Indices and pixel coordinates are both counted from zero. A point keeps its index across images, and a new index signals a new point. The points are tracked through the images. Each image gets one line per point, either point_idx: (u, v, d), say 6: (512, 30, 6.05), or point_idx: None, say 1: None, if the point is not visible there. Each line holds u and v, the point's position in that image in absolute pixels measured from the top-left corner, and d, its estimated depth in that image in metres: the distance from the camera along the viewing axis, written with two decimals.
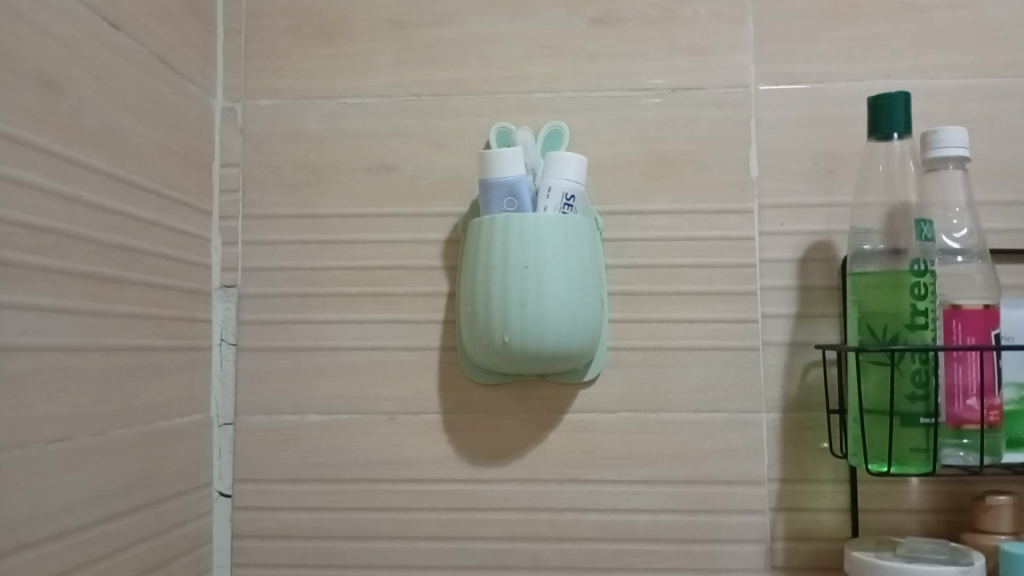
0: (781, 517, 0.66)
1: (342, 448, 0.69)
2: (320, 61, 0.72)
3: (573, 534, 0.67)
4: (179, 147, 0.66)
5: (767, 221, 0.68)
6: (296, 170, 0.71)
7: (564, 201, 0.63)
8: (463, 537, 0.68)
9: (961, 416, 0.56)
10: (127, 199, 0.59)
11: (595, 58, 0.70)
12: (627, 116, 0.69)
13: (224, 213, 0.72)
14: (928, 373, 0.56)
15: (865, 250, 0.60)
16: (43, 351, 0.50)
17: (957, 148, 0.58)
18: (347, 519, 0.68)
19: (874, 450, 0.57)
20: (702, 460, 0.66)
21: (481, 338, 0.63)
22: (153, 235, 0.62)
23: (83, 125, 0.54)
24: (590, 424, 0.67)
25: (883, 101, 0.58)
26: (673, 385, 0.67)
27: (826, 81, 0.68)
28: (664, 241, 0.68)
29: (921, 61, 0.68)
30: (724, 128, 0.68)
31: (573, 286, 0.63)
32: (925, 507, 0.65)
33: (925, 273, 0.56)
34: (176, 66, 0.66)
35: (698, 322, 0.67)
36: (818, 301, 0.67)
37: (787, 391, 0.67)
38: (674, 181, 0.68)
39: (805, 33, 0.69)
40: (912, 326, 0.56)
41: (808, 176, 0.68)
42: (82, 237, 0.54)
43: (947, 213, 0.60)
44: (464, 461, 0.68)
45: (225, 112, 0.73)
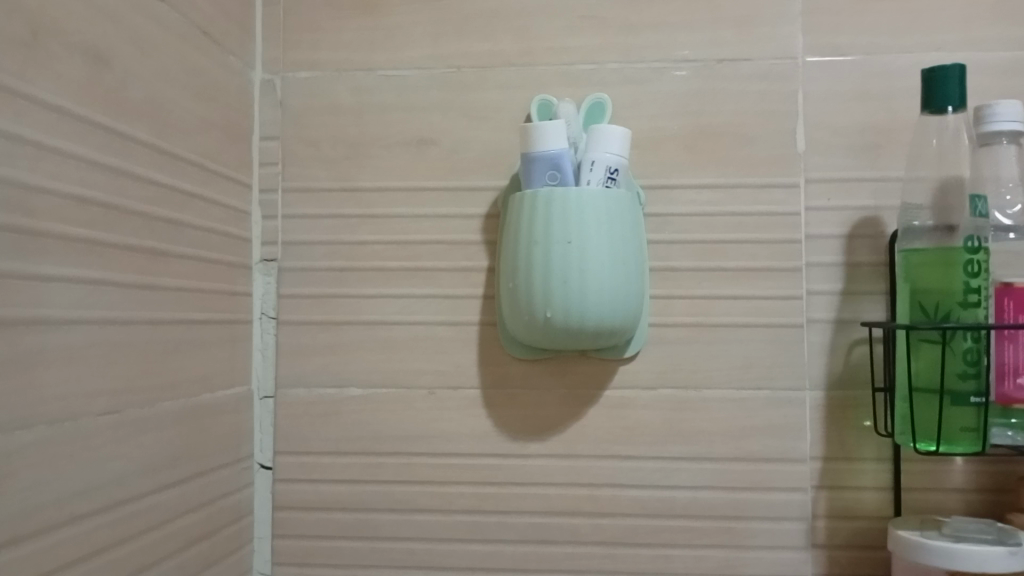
0: (823, 495, 0.66)
1: (381, 422, 0.69)
2: (358, 33, 0.71)
3: (611, 510, 0.67)
4: (219, 120, 0.66)
5: (812, 196, 0.67)
6: (335, 144, 0.71)
7: (607, 176, 0.62)
8: (501, 511, 0.68)
9: (1011, 395, 0.55)
10: (169, 173, 0.59)
11: (638, 29, 0.68)
12: (670, 89, 0.68)
13: (264, 187, 0.72)
14: (979, 352, 0.55)
15: (915, 226, 0.59)
16: (92, 324, 0.50)
17: (1012, 122, 0.57)
18: (386, 493, 0.69)
19: (922, 428, 0.57)
20: (744, 437, 0.66)
21: (523, 314, 0.63)
22: (195, 208, 0.62)
23: (128, 97, 0.54)
24: (630, 401, 0.67)
25: (937, 74, 0.57)
26: (714, 362, 0.66)
27: (875, 53, 0.67)
28: (707, 216, 0.67)
29: (974, 33, 0.66)
30: (769, 101, 0.67)
31: (616, 262, 0.62)
32: (968, 486, 0.65)
33: (979, 250, 0.55)
34: (217, 38, 0.66)
35: (740, 299, 0.66)
36: (864, 278, 0.66)
37: (831, 368, 0.66)
38: (717, 155, 0.67)
39: (854, 3, 0.67)
40: (965, 304, 0.55)
41: (855, 151, 0.67)
42: (128, 211, 0.54)
43: (999, 188, 0.58)
44: (503, 436, 0.68)
45: (264, 85, 0.72)
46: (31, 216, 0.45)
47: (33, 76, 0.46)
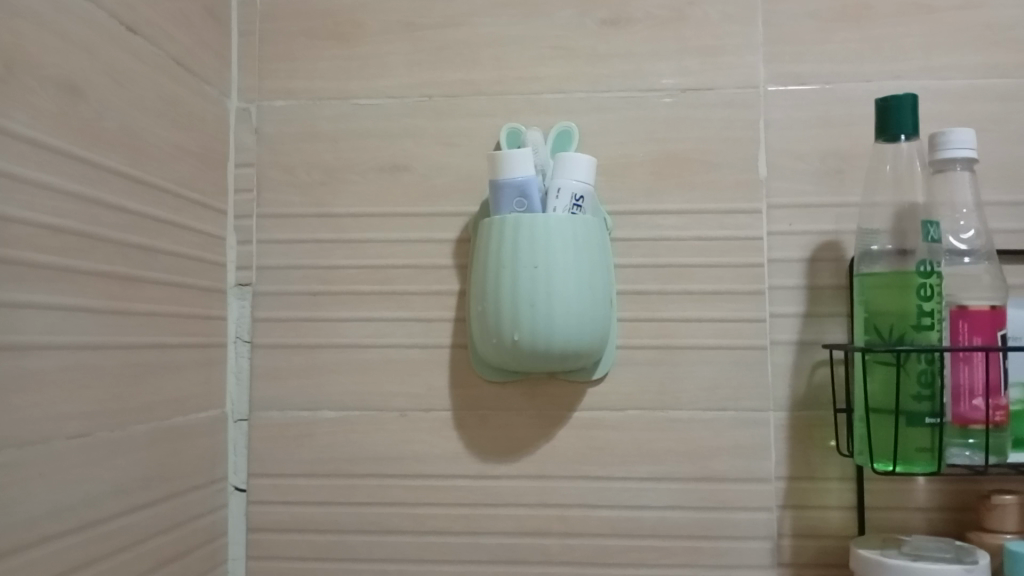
0: (788, 514, 0.67)
1: (354, 443, 0.70)
2: (333, 62, 0.73)
3: (581, 530, 0.68)
4: (195, 148, 0.67)
5: (776, 220, 0.68)
6: (310, 171, 0.73)
7: (573, 202, 0.64)
8: (472, 531, 0.69)
9: (967, 416, 0.57)
10: (144, 200, 0.60)
11: (605, 58, 0.70)
12: (638, 116, 0.69)
13: (240, 212, 0.73)
14: (933, 373, 0.56)
15: (873, 250, 0.60)
16: (64, 349, 0.51)
17: (966, 150, 0.58)
18: (359, 514, 0.70)
19: (879, 448, 0.58)
20: (710, 457, 0.67)
21: (492, 337, 0.64)
22: (170, 234, 0.63)
23: (103, 127, 0.55)
24: (599, 422, 0.68)
25: (891, 103, 0.59)
26: (681, 384, 0.68)
27: (835, 81, 0.68)
28: (673, 240, 0.68)
29: (931, 62, 0.68)
30: (733, 129, 0.69)
31: (582, 287, 0.63)
32: (931, 505, 0.66)
33: (931, 274, 0.57)
34: (192, 68, 0.67)
35: (705, 321, 0.68)
36: (826, 300, 0.67)
37: (795, 389, 0.67)
38: (683, 180, 0.69)
39: (816, 33, 0.69)
40: (918, 327, 0.56)
41: (817, 176, 0.68)
42: (101, 238, 0.55)
43: (954, 214, 0.60)
44: (474, 457, 0.69)
45: (240, 112, 0.74)
46: (4, 245, 0.47)
47: (7, 108, 0.47)
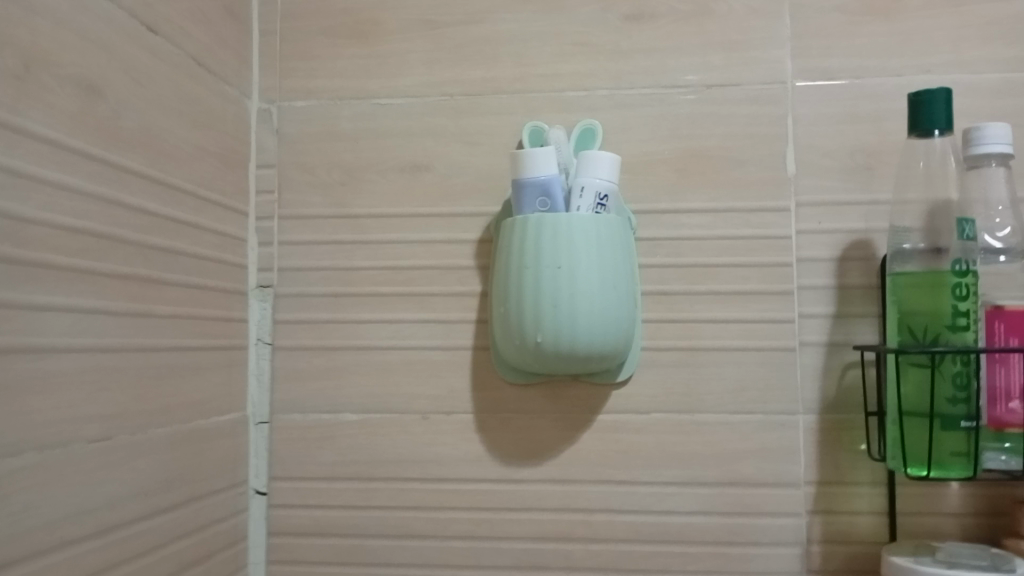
0: (818, 520, 0.65)
1: (375, 446, 0.69)
2: (353, 61, 0.72)
3: (606, 534, 0.67)
4: (215, 148, 0.67)
5: (804, 219, 0.67)
6: (330, 171, 0.72)
7: (597, 201, 0.63)
8: (495, 536, 0.68)
9: (1003, 419, 0.55)
10: (164, 201, 0.60)
11: (628, 55, 0.69)
12: (661, 113, 0.68)
13: (260, 213, 0.73)
14: (968, 376, 0.55)
15: (905, 249, 0.59)
16: (83, 351, 0.51)
17: (1001, 144, 0.57)
18: (380, 517, 0.69)
19: (913, 453, 0.56)
20: (736, 461, 0.66)
21: (514, 338, 0.63)
22: (190, 234, 0.63)
23: (121, 126, 0.55)
24: (623, 425, 0.67)
25: (923, 98, 0.57)
26: (707, 385, 0.66)
27: (864, 76, 0.67)
28: (699, 239, 0.67)
29: (963, 55, 0.66)
30: (759, 126, 0.67)
31: (605, 286, 0.62)
32: (965, 510, 0.64)
33: (967, 273, 0.55)
34: (212, 68, 0.67)
35: (731, 321, 0.67)
36: (856, 301, 0.66)
37: (824, 391, 0.66)
38: (708, 178, 0.68)
39: (842, 27, 0.67)
40: (953, 328, 0.55)
41: (846, 173, 0.67)
42: (121, 238, 0.55)
43: (989, 211, 0.58)
44: (496, 460, 0.68)
45: (260, 113, 0.73)
46: (22, 246, 0.46)
47: (25, 109, 0.46)
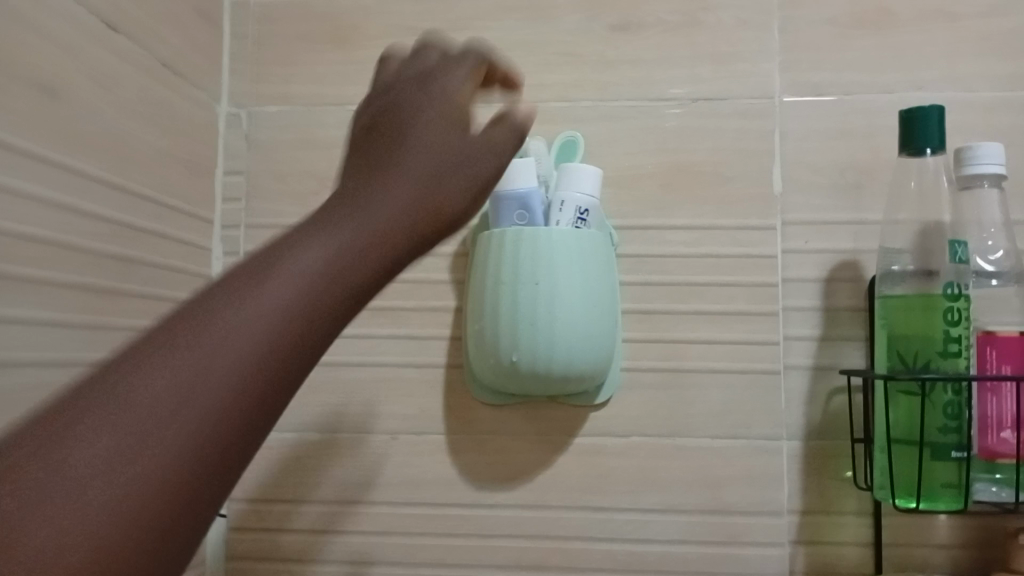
0: (801, 551, 0.63)
1: (343, 467, 0.66)
2: (328, 66, 0.70)
3: (581, 563, 0.64)
4: (181, 153, 0.64)
5: (791, 237, 0.65)
6: (303, 179, 0.69)
7: (577, 216, 0.60)
8: (466, 563, 0.65)
9: (995, 449, 0.53)
10: (125, 207, 0.57)
11: (613, 65, 0.67)
12: (646, 126, 0.66)
13: (227, 222, 0.70)
14: (960, 405, 0.52)
15: (894, 271, 0.57)
16: (28, 365, 0.48)
17: (994, 165, 0.55)
18: (346, 543, 0.66)
19: (901, 484, 0.54)
20: (719, 488, 0.63)
21: (488, 357, 0.60)
22: (151, 243, 0.60)
23: (82, 130, 0.52)
24: (602, 449, 0.64)
25: (917, 114, 0.55)
26: (689, 409, 0.64)
27: (855, 92, 0.65)
28: (683, 257, 0.65)
29: (957, 72, 0.64)
30: (747, 141, 0.65)
31: (585, 305, 0.60)
32: (953, 542, 0.62)
33: (959, 297, 0.53)
34: (182, 71, 0.64)
35: (715, 342, 0.64)
36: (844, 323, 0.64)
37: (810, 417, 0.64)
38: (694, 194, 0.65)
39: (834, 42, 0.66)
40: (945, 354, 0.53)
41: (835, 191, 0.65)
42: (78, 247, 0.52)
43: (981, 233, 0.57)
44: (469, 484, 0.65)
45: (230, 117, 0.71)
46: None
47: None
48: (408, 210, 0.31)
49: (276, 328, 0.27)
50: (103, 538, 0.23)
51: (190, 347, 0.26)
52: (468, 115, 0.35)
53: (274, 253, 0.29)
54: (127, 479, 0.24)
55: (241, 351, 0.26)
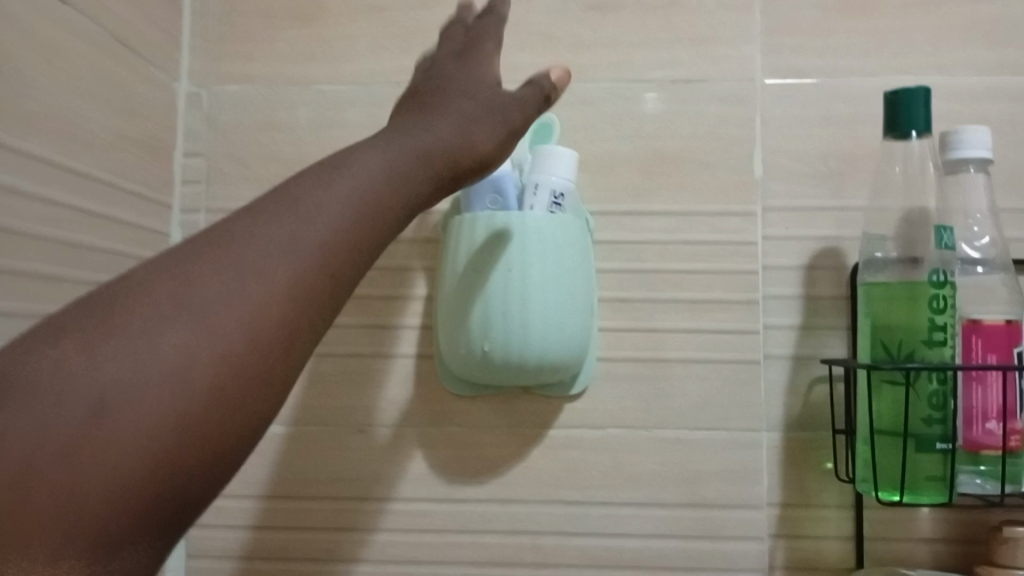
0: (781, 545, 0.61)
1: (309, 461, 0.64)
2: (293, 45, 0.67)
3: (556, 560, 0.62)
4: (136, 134, 0.61)
5: (772, 224, 0.63)
6: (266, 162, 0.66)
7: (552, 200, 0.58)
8: (436, 561, 0.63)
9: (980, 441, 0.51)
10: (73, 190, 0.54)
11: (590, 47, 0.65)
12: (624, 110, 0.64)
13: (187, 206, 0.67)
14: (945, 395, 0.51)
15: (877, 258, 0.55)
16: None
17: (980, 149, 0.54)
18: (311, 540, 0.63)
19: (885, 476, 0.52)
20: (697, 482, 0.62)
21: (460, 347, 0.58)
22: (103, 228, 0.57)
23: (25, 106, 0.49)
24: (577, 442, 0.62)
25: (902, 97, 0.53)
26: (667, 401, 0.62)
27: (837, 75, 0.63)
28: (661, 244, 0.63)
29: (941, 56, 0.63)
30: (727, 125, 0.63)
31: (560, 293, 0.57)
32: (935, 536, 0.60)
33: (945, 285, 0.51)
34: (137, 47, 0.61)
35: (694, 333, 0.62)
36: (826, 312, 0.62)
37: (791, 408, 0.62)
38: (672, 180, 0.63)
39: (817, 24, 0.64)
40: (930, 343, 0.51)
41: (817, 177, 0.63)
42: (19, 231, 0.49)
43: (967, 219, 0.56)
44: (439, 479, 0.63)
45: (190, 97, 0.67)
46: None
47: None
48: (350, 206, 0.37)
49: (263, 303, 0.34)
50: (127, 463, 0.30)
51: (211, 290, 0.34)
52: (423, 170, 0.42)
53: (255, 242, 0.35)
54: (145, 423, 0.31)
55: (233, 324, 0.33)
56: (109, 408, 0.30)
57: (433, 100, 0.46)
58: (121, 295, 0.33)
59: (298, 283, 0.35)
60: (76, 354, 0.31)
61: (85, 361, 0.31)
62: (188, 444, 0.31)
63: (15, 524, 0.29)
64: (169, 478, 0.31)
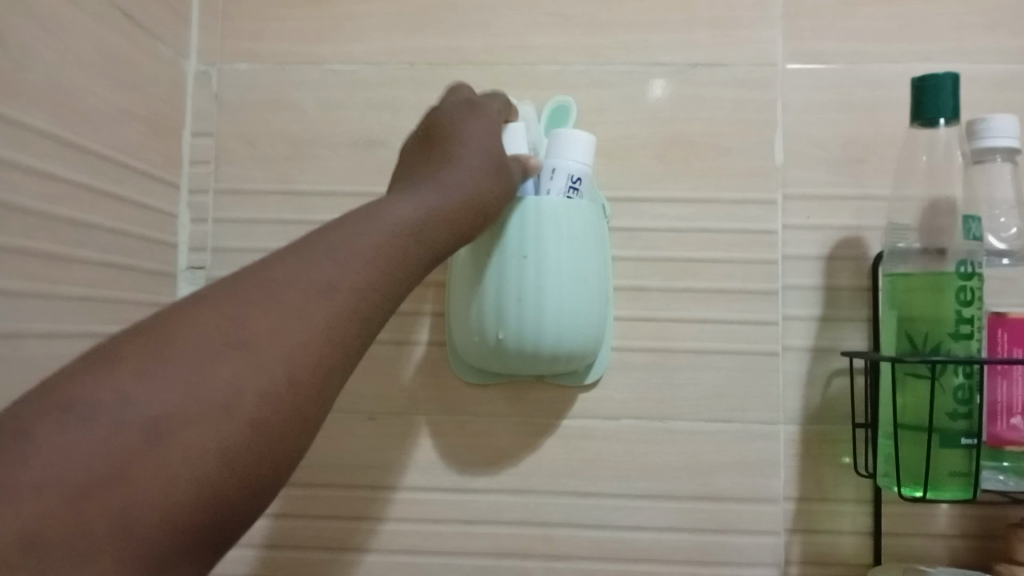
0: (797, 540, 0.60)
1: (316, 449, 0.63)
2: (303, 23, 0.65)
3: (566, 552, 0.61)
4: (143, 112, 0.60)
5: (792, 213, 0.62)
6: (275, 143, 0.65)
7: (570, 184, 0.56)
8: (445, 551, 0.62)
9: (1003, 437, 0.50)
10: (77, 168, 0.52)
11: (607, 28, 0.63)
12: (642, 93, 0.63)
13: (194, 187, 0.65)
14: (971, 390, 0.50)
15: (900, 249, 0.54)
16: None
17: (1007, 139, 0.52)
18: (319, 529, 0.62)
19: (907, 472, 0.51)
20: (711, 474, 0.61)
21: (473, 334, 0.57)
22: (108, 207, 0.56)
23: (26, 80, 0.48)
24: (590, 432, 0.61)
25: (929, 83, 0.52)
26: (681, 392, 0.61)
27: (861, 61, 0.62)
28: (678, 232, 0.62)
29: (968, 42, 0.61)
30: (747, 111, 0.62)
31: (576, 280, 0.56)
32: (953, 532, 0.59)
33: (972, 276, 0.50)
34: (143, 23, 0.60)
35: (710, 323, 0.61)
36: (845, 303, 0.61)
37: (808, 401, 0.61)
38: (691, 166, 0.62)
39: (840, 7, 0.62)
40: (956, 336, 0.50)
41: (838, 165, 0.62)
42: (22, 209, 0.48)
43: (993, 210, 0.54)
44: (450, 468, 0.62)
45: (197, 76, 0.66)
46: None
47: None
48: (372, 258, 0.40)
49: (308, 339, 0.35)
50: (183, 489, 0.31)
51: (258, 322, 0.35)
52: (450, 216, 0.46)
53: (290, 282, 0.37)
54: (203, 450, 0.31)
55: (276, 360, 0.34)
56: (164, 431, 0.31)
57: (448, 146, 0.50)
58: (168, 323, 0.34)
59: (333, 327, 0.36)
60: (132, 377, 0.32)
61: (145, 384, 0.32)
62: (232, 477, 0.32)
63: (67, 540, 0.28)
64: (211, 508, 0.31)
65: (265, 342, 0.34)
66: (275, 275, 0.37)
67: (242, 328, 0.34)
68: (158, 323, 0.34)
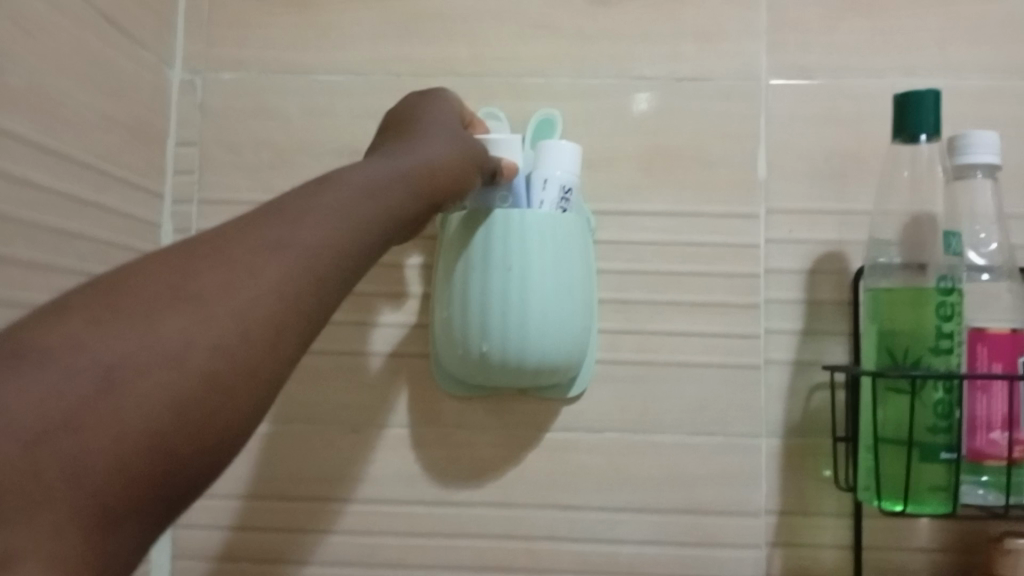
0: (778, 552, 0.61)
1: (297, 460, 0.62)
2: (288, 32, 0.65)
3: (548, 565, 0.61)
4: (125, 119, 0.59)
5: (774, 226, 0.62)
6: (259, 152, 0.65)
7: (561, 195, 0.56)
8: (427, 564, 0.61)
9: (982, 452, 0.50)
10: (58, 174, 0.52)
11: (593, 40, 0.63)
12: (626, 105, 0.63)
13: (177, 196, 0.65)
14: (951, 404, 0.50)
15: (882, 263, 0.55)
16: None
17: (987, 155, 0.52)
18: (299, 541, 0.62)
19: (887, 486, 0.52)
20: (694, 487, 0.61)
21: (457, 347, 0.57)
22: (88, 215, 0.55)
23: (8, 85, 0.47)
24: (573, 444, 0.61)
25: (910, 98, 0.52)
26: (664, 404, 0.61)
27: (843, 76, 0.62)
28: (662, 244, 0.62)
29: (948, 58, 0.62)
30: (731, 124, 0.62)
31: (560, 293, 0.56)
32: (933, 545, 0.60)
33: (952, 292, 0.50)
34: (127, 29, 0.59)
35: (693, 335, 0.61)
36: (827, 316, 0.61)
37: (790, 414, 0.61)
38: (675, 179, 0.62)
39: (823, 22, 0.63)
40: (936, 350, 0.50)
41: (821, 179, 0.62)
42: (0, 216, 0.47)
43: (974, 225, 0.54)
44: (432, 480, 0.61)
45: (181, 83, 0.66)
46: None
47: None
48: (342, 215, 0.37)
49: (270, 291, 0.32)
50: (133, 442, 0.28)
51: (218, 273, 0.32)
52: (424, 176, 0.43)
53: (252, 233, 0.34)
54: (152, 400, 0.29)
55: (229, 311, 0.31)
56: (115, 382, 0.28)
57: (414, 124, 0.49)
58: (124, 276, 0.31)
59: (296, 280, 0.33)
60: (81, 330, 0.29)
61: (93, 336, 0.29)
62: (186, 433, 0.29)
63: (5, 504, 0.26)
64: (165, 466, 0.28)
65: (221, 294, 0.31)
66: (234, 229, 0.34)
67: (200, 281, 0.31)
68: (112, 276, 0.31)
